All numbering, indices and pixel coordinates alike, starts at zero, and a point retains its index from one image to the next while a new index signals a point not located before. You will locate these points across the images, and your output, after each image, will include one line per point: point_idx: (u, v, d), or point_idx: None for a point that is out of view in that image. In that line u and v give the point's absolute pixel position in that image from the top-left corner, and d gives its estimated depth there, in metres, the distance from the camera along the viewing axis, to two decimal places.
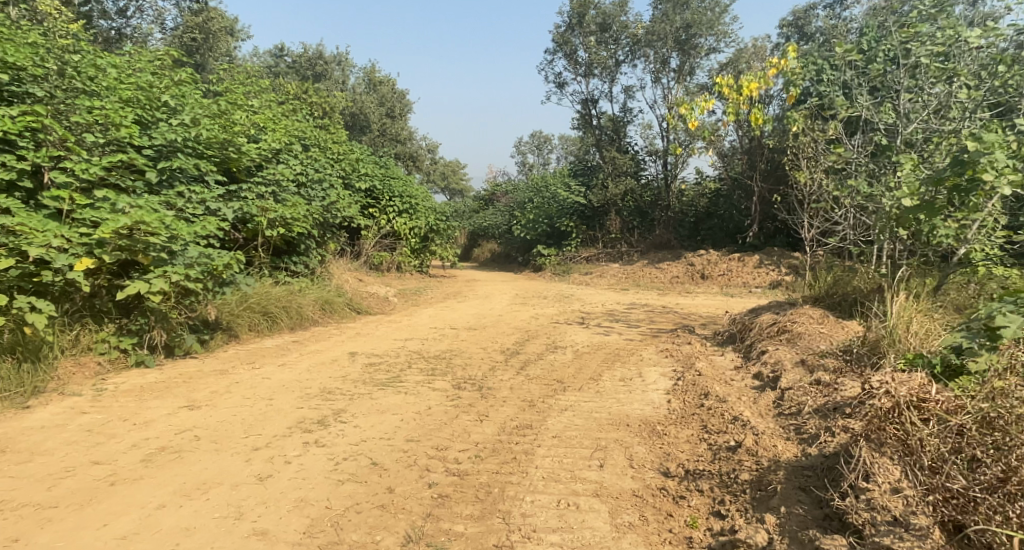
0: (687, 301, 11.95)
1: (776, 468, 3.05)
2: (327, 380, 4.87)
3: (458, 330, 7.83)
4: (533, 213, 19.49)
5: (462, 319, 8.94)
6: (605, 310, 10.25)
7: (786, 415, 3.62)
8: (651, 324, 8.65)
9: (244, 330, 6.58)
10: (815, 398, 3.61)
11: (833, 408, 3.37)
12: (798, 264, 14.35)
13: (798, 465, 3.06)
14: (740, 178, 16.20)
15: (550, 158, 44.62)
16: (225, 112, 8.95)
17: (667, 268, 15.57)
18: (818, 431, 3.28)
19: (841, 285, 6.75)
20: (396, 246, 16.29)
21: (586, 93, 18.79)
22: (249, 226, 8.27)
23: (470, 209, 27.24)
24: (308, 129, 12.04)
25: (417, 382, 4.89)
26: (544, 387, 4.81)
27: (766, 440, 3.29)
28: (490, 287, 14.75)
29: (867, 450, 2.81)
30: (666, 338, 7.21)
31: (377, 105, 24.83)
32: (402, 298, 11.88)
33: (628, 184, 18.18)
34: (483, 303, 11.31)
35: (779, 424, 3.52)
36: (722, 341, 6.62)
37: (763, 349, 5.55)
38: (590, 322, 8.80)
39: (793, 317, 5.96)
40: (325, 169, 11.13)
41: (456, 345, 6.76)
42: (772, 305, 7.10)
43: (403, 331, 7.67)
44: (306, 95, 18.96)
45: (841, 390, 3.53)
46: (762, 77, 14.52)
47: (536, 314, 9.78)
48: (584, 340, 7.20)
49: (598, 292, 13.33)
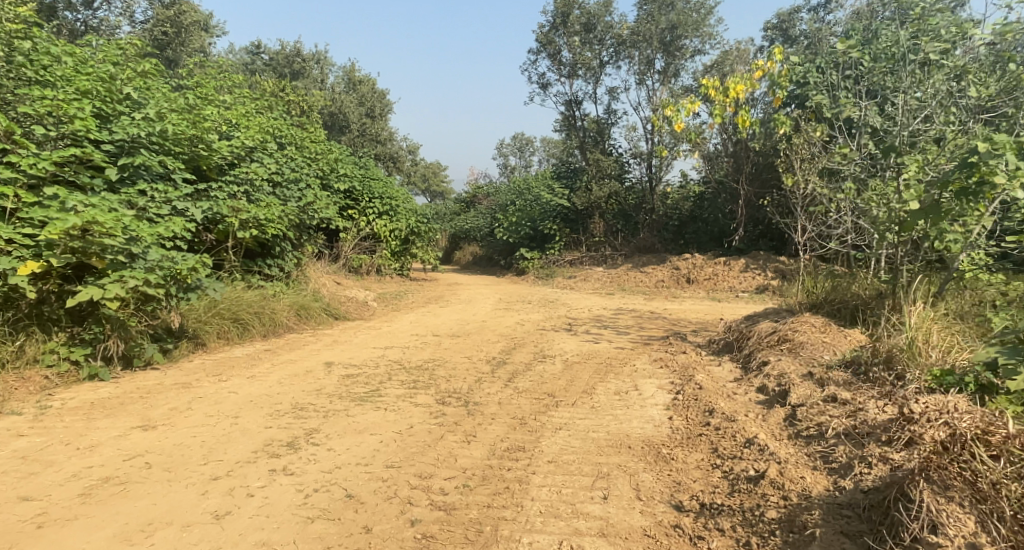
0: (674, 306, 11.69)
1: (811, 506, 2.71)
2: (300, 394, 4.48)
3: (440, 338, 7.47)
4: (516, 216, 19.17)
5: (444, 325, 8.58)
6: (592, 316, 9.96)
7: (804, 438, 3.32)
8: (640, 330, 8.36)
9: (212, 338, 6.16)
10: (836, 420, 3.31)
11: (866, 436, 3.09)
12: (784, 268, 14.19)
13: (834, 502, 2.73)
14: (726, 181, 16.04)
15: (532, 161, 44.34)
16: (195, 107, 8.52)
17: (652, 272, 15.34)
18: (850, 460, 2.98)
19: (839, 292, 6.52)
20: (376, 248, 15.89)
21: (569, 94, 18.52)
22: (220, 227, 7.85)
23: (451, 211, 26.87)
24: (284, 127, 11.61)
25: (398, 397, 4.52)
26: (534, 402, 4.47)
27: (792, 471, 2.97)
28: (473, 291, 14.38)
29: (931, 495, 2.42)
30: (659, 347, 6.91)
31: (356, 104, 24.37)
32: (382, 302, 11.46)
33: (612, 187, 17.95)
34: (466, 308, 10.95)
35: (798, 449, 3.21)
36: (718, 350, 6.35)
37: (764, 360, 5.28)
38: (578, 329, 8.49)
39: (794, 325, 5.71)
40: (302, 168, 10.72)
41: (439, 354, 6.41)
42: (768, 312, 6.85)
43: (383, 339, 7.29)
44: (284, 93, 18.50)
45: (866, 412, 3.24)
46: (749, 79, 14.39)
47: (520, 319, 9.44)
48: (574, 348, 6.88)
49: (584, 296, 13.05)
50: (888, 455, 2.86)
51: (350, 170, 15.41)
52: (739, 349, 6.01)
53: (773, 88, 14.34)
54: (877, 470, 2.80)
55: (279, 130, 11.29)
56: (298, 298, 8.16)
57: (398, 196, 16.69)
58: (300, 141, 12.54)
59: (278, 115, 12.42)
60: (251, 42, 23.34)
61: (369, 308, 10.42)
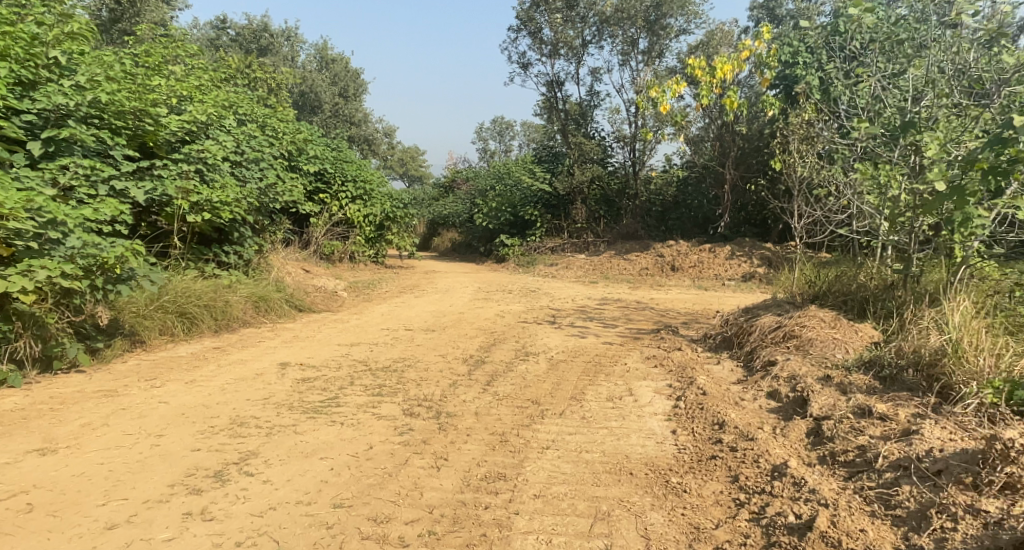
0: (661, 296, 11.17)
1: None
2: (244, 404, 3.84)
3: (413, 333, 6.85)
4: (496, 201, 18.55)
5: (417, 318, 7.96)
6: (576, 307, 9.39)
7: (845, 468, 2.78)
8: (629, 323, 7.82)
9: (151, 335, 5.53)
10: (886, 446, 2.77)
11: (937, 473, 2.53)
12: (771, 255, 13.73)
13: None
14: (711, 165, 15.50)
15: (511, 145, 43.61)
16: (140, 78, 7.77)
17: (636, 259, 14.81)
18: (918, 506, 2.43)
19: (845, 282, 6.01)
20: (348, 234, 15.17)
21: (550, 75, 17.86)
22: (167, 210, 7.15)
23: (428, 196, 26.12)
24: (245, 104, 10.83)
25: (359, 406, 3.91)
26: (516, 411, 3.90)
27: (846, 520, 2.42)
28: (449, 279, 13.73)
29: None
30: (651, 342, 6.36)
31: (328, 84, 23.49)
32: (351, 291, 10.78)
33: (594, 171, 17.37)
34: (442, 298, 10.29)
35: (841, 485, 2.68)
36: (716, 346, 5.82)
37: (770, 358, 4.76)
38: (561, 321, 7.93)
39: (801, 319, 5.18)
40: (264, 148, 10.00)
41: (409, 352, 5.79)
42: (767, 304, 6.34)
43: (349, 334, 6.63)
44: (250, 71, 17.60)
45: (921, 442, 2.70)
46: (735, 59, 13.89)
47: (499, 311, 8.83)
48: (558, 345, 6.31)
49: (566, 285, 12.47)
50: (971, 503, 2.32)
51: (320, 151, 14.62)
52: (739, 346, 5.48)
53: (760, 68, 13.87)
54: (964, 525, 2.25)
55: (239, 107, 10.53)
56: (257, 289, 7.49)
57: (372, 179, 15.95)
58: (263, 120, 11.78)
59: (238, 91, 11.61)
60: (217, 17, 22.25)
61: (337, 298, 9.73)
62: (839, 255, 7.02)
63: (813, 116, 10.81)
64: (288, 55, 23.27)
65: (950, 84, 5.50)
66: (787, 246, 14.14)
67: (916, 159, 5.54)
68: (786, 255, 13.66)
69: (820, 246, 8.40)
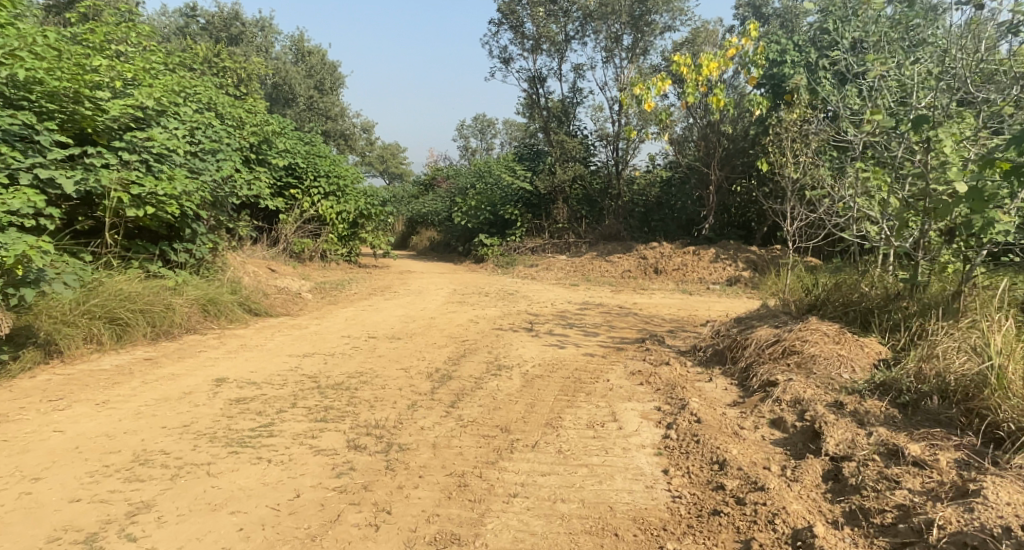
0: (644, 300, 10.66)
1: None
2: (154, 435, 3.24)
3: (375, 341, 6.24)
4: (475, 199, 17.98)
5: (383, 324, 7.33)
6: (555, 312, 8.85)
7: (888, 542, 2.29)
8: (611, 331, 7.29)
9: (73, 345, 5.06)
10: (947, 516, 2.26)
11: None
12: (756, 259, 13.29)
13: None
14: (696, 166, 15.04)
15: (493, 143, 42.98)
16: (75, 58, 7.06)
17: (618, 261, 14.33)
18: None
19: (846, 290, 5.51)
20: (320, 232, 14.50)
21: (532, 71, 17.32)
22: (103, 203, 6.54)
23: (408, 194, 25.48)
24: (203, 94, 10.14)
25: (294, 436, 3.31)
26: (481, 443, 3.33)
27: None
28: (424, 280, 13.11)
29: None
30: (636, 354, 5.84)
31: (303, 76, 22.73)
32: (317, 293, 10.12)
33: (577, 170, 16.85)
34: (413, 302, 9.66)
35: None
36: (707, 360, 5.28)
37: (769, 378, 4.22)
38: (540, 329, 7.37)
39: (802, 331, 4.67)
40: (222, 138, 9.34)
41: (368, 365, 5.18)
42: (761, 314, 5.83)
43: (304, 342, 6.02)
44: (218, 60, 16.88)
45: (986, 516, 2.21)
46: (721, 57, 13.48)
47: (473, 316, 8.26)
48: (535, 356, 5.75)
49: (546, 288, 11.94)
50: None
51: (290, 144, 13.93)
52: (734, 362, 4.95)
53: (747, 67, 13.49)
54: None
55: (196, 96, 9.84)
56: (207, 290, 6.86)
57: (346, 174, 15.28)
58: (225, 110, 11.08)
59: (197, 79, 10.91)
60: (187, 4, 21.36)
61: (300, 301, 9.09)
62: (839, 262, 6.53)
63: (802, 117, 10.39)
64: (262, 45, 22.45)
65: (965, 77, 5.05)
66: (773, 249, 13.73)
67: (930, 158, 5.07)
68: (771, 258, 13.23)
69: (814, 253, 7.94)
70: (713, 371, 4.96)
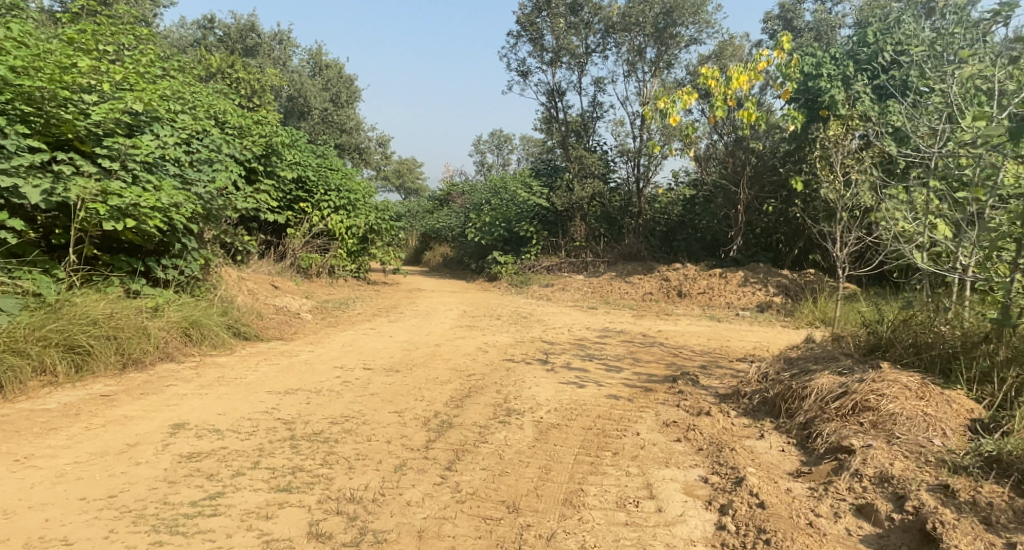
0: (669, 327, 9.86)
1: None
2: (65, 513, 2.58)
3: (370, 374, 5.54)
4: (490, 215, 17.32)
5: (383, 352, 6.62)
6: (573, 340, 8.08)
7: None
8: (637, 365, 6.51)
9: (15, 379, 4.44)
10: None
11: None
12: (787, 283, 12.40)
13: None
14: (723, 184, 14.25)
15: (510, 159, 42.48)
16: (53, 57, 6.46)
17: (638, 283, 13.55)
18: None
19: (916, 326, 4.73)
20: (329, 247, 13.88)
21: (551, 84, 16.67)
22: (77, 215, 5.92)
23: (424, 209, 25.02)
24: (201, 102, 9.57)
25: (244, 517, 2.66)
26: (481, 532, 2.65)
27: None
28: (434, 300, 12.39)
29: None
30: (668, 398, 5.05)
31: (318, 88, 22.29)
32: (317, 313, 9.46)
33: (596, 187, 16.19)
34: (420, 325, 8.94)
35: None
36: (756, 412, 4.49)
37: (842, 443, 3.44)
38: (556, 361, 6.60)
39: (874, 380, 3.88)
40: (218, 147, 8.73)
41: (357, 407, 4.46)
42: (814, 355, 5.03)
43: (291, 375, 5.32)
44: (232, 69, 16.63)
45: None
46: (752, 70, 12.71)
47: (483, 343, 7.53)
48: (552, 397, 4.98)
49: (563, 311, 11.18)
50: None
51: (298, 156, 13.36)
52: (789, 416, 4.16)
53: (779, 81, 12.73)
54: None
55: (190, 101, 9.24)
56: (190, 311, 6.24)
57: (357, 189, 14.77)
58: (226, 117, 10.50)
59: (196, 85, 10.34)
60: (203, 15, 21.05)
61: (297, 322, 8.43)
62: (906, 295, 5.76)
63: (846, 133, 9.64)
64: (278, 58, 22.09)
65: None
66: (805, 274, 12.86)
67: None
68: (805, 282, 12.35)
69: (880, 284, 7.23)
70: (766, 425, 4.17)
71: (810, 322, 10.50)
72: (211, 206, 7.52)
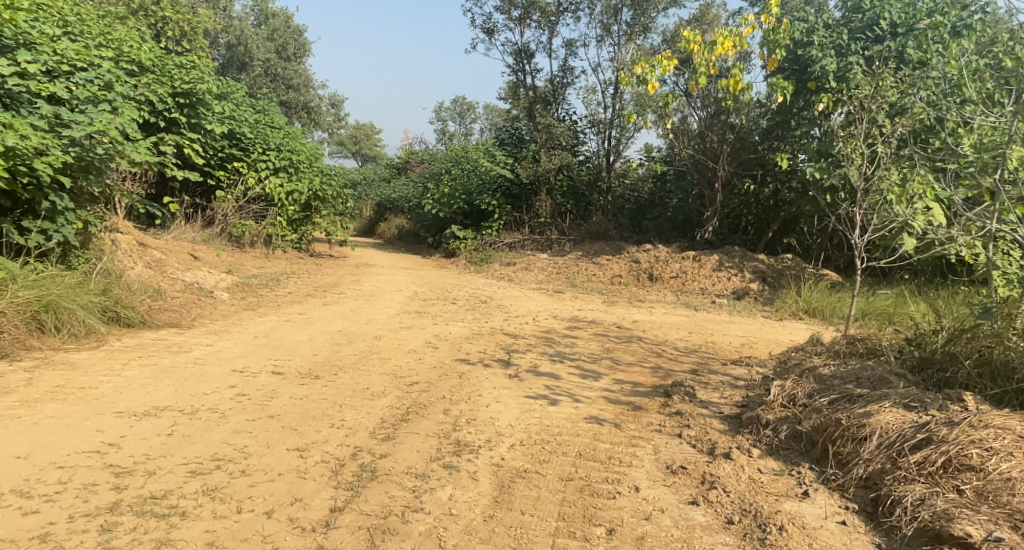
0: (644, 317, 8.75)
1: None
2: None
3: (276, 383, 4.23)
4: (449, 186, 15.87)
5: (303, 349, 5.30)
6: (540, 333, 6.87)
7: None
8: (617, 372, 5.35)
9: None
10: None
11: None
12: (767, 268, 11.39)
13: None
14: (700, 161, 13.10)
15: (472, 128, 40.78)
16: None
17: (606, 264, 12.42)
18: None
19: (1002, 347, 3.66)
20: (266, 213, 12.35)
21: (518, 44, 15.26)
22: None
23: (380, 178, 23.41)
24: (87, 29, 7.88)
25: None
26: None
27: None
28: (381, 277, 11.03)
29: None
30: (665, 424, 3.90)
31: (262, 39, 20.40)
32: (237, 291, 8.03)
33: (564, 158, 14.85)
34: (359, 309, 7.59)
35: None
36: (787, 452, 3.34)
37: (948, 531, 2.35)
38: (520, 363, 5.39)
39: (971, 427, 2.78)
40: (109, 84, 7.15)
41: (241, 440, 3.18)
42: (849, 369, 3.93)
43: (167, 384, 4.00)
44: (158, 9, 14.72)
45: None
46: (738, 35, 11.24)
47: (431, 336, 6.25)
48: (515, 423, 3.75)
49: (526, 295, 9.98)
50: None
51: (229, 110, 11.68)
52: (838, 464, 3.02)
53: (764, 49, 11.51)
54: None
55: (67, 25, 7.55)
56: (46, 289, 4.86)
57: (301, 150, 13.21)
58: (124, 52, 8.75)
59: (83, 10, 8.56)
60: None
61: (206, 303, 7.00)
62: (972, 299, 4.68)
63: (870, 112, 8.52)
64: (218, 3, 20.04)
65: None
66: (784, 259, 11.90)
67: None
68: (782, 268, 11.38)
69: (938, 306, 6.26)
70: (807, 476, 3.02)
71: (794, 313, 9.60)
72: (90, 157, 6.04)
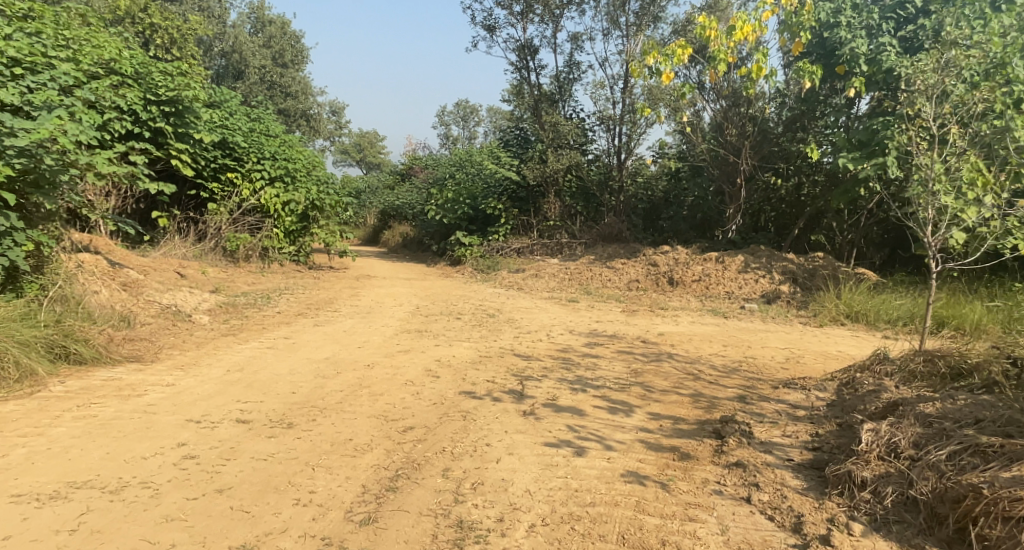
0: (670, 329, 7.89)
1: None
2: None
3: (238, 436, 3.43)
4: (453, 190, 15.04)
5: (280, 385, 4.48)
6: (555, 353, 6.03)
7: None
8: (651, 403, 4.49)
9: None
10: None
11: None
12: (797, 268, 10.49)
13: None
14: (719, 156, 12.16)
15: (476, 131, 40.07)
16: None
17: (622, 268, 11.55)
18: None
19: None
20: (263, 225, 11.55)
21: (521, 39, 14.45)
22: None
23: (384, 185, 22.70)
24: (46, 30, 7.16)
25: None
26: None
27: None
28: (381, 291, 10.25)
29: None
30: (725, 482, 3.07)
31: (257, 46, 19.77)
32: (220, 312, 7.24)
33: (572, 158, 14.02)
34: (353, 330, 6.77)
35: None
36: (900, 529, 2.57)
37: None
38: (534, 395, 4.55)
39: None
40: (68, 87, 6.38)
41: (171, 536, 2.40)
42: (958, 406, 3.08)
43: (97, 444, 3.20)
44: (144, 14, 14.03)
45: None
46: (758, 19, 10.20)
47: (432, 362, 5.42)
48: (535, 489, 2.95)
49: (538, 306, 9.16)
50: None
51: (217, 117, 10.93)
52: None
53: (784, 33, 10.51)
54: None
55: (23, 27, 6.85)
56: None
57: (298, 157, 12.38)
58: (87, 56, 7.97)
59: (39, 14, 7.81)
60: None
61: (181, 329, 6.22)
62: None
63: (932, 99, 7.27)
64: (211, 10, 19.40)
65: None
66: (815, 256, 10.99)
67: None
68: (813, 267, 10.47)
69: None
70: None
71: (834, 318, 8.69)
72: (38, 169, 5.24)
